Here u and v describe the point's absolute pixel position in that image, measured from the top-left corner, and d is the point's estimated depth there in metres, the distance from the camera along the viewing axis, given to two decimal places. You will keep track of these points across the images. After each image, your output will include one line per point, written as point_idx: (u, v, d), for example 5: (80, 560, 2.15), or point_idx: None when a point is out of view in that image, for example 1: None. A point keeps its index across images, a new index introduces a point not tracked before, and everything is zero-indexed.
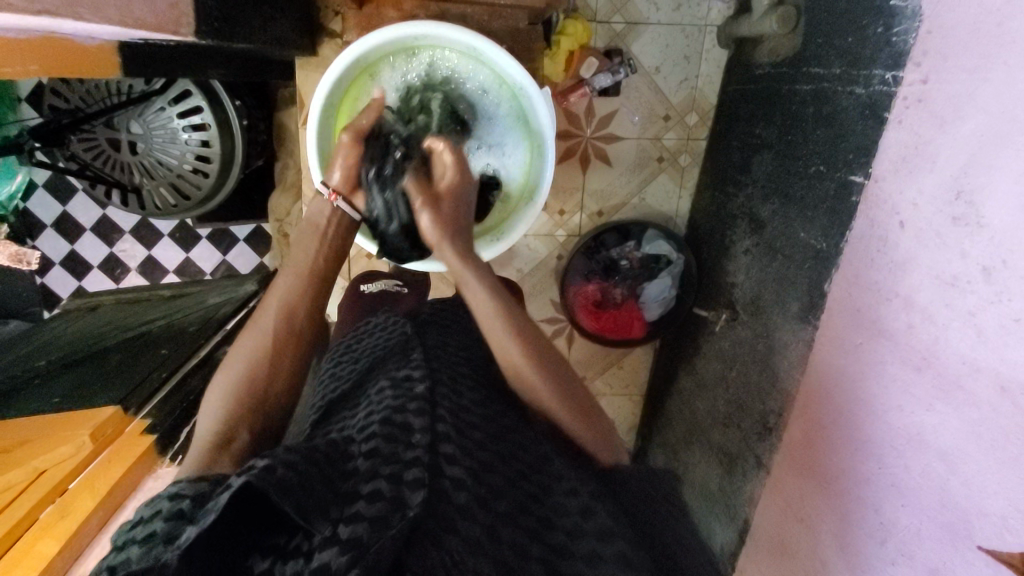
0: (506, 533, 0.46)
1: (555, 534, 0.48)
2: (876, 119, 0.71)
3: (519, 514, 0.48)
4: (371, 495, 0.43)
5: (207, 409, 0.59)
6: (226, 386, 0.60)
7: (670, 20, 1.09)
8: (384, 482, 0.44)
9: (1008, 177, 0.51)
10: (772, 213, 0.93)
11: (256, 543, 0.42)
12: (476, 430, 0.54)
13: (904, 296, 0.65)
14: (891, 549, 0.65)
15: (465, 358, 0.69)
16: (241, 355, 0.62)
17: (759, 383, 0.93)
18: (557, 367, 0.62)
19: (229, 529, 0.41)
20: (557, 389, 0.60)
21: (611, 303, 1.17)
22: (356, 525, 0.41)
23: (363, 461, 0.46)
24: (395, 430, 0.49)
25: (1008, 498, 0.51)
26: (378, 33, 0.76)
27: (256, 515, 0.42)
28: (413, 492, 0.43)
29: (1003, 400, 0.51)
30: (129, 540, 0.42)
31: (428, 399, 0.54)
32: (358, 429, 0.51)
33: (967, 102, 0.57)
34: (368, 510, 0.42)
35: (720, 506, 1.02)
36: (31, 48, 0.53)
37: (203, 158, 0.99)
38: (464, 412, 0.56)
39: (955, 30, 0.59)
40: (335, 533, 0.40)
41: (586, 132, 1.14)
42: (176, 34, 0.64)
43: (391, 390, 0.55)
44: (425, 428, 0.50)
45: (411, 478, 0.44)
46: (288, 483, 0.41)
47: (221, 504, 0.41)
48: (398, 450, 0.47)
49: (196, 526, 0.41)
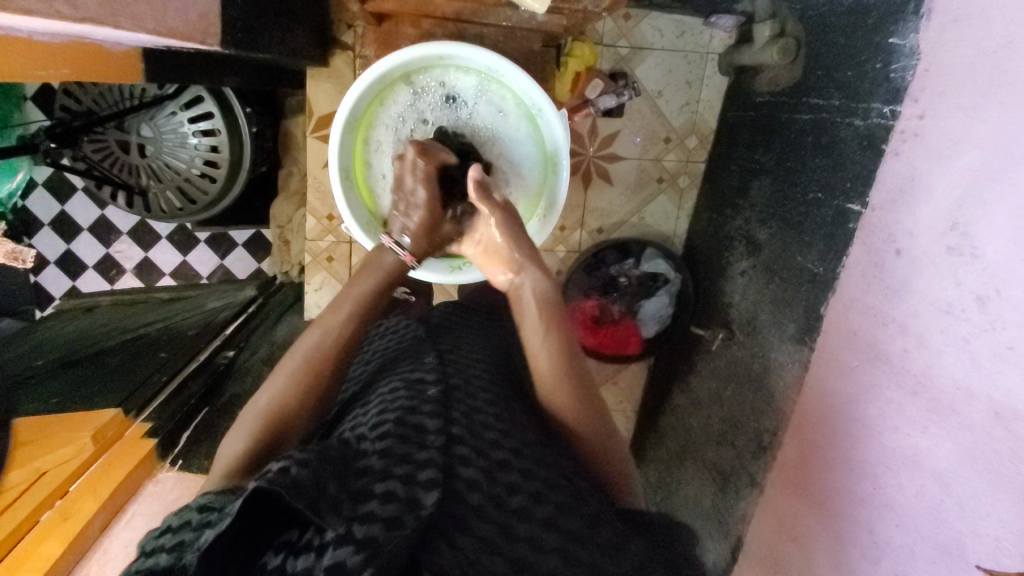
0: (521, 529, 0.46)
1: (569, 520, 0.48)
2: (873, 150, 0.74)
3: (535, 506, 0.47)
4: (384, 495, 0.42)
5: (234, 435, 0.56)
6: (251, 414, 0.57)
7: (674, 46, 1.12)
8: (397, 483, 0.44)
9: (1002, 212, 0.54)
10: (769, 236, 0.96)
11: (268, 541, 0.42)
12: (490, 429, 0.54)
13: (900, 321, 0.67)
14: (884, 568, 0.66)
15: (484, 354, 0.71)
16: (276, 386, 0.59)
17: (754, 401, 0.96)
18: (586, 392, 0.64)
19: (245, 525, 0.40)
20: (573, 386, 0.64)
21: (607, 320, 1.19)
22: (371, 526, 0.40)
23: (376, 460, 0.46)
24: (408, 431, 0.49)
25: (1001, 520, 0.52)
26: (400, 52, 0.77)
27: (270, 512, 0.42)
28: (427, 492, 0.44)
29: (996, 424, 0.54)
30: (159, 547, 0.41)
31: (441, 402, 0.54)
32: (370, 427, 0.51)
33: (962, 139, 0.60)
34: (381, 511, 0.41)
35: (712, 524, 1.03)
36: (63, 53, 0.54)
37: (212, 163, 1.00)
38: (474, 409, 0.56)
39: (953, 70, 0.62)
40: (349, 531, 0.40)
41: (589, 151, 1.17)
42: (203, 44, 0.64)
43: (404, 392, 0.55)
44: (440, 430, 0.50)
45: (425, 478, 0.45)
46: (300, 484, 0.41)
47: (235, 508, 0.40)
48: (411, 451, 0.47)
49: (214, 530, 0.40)
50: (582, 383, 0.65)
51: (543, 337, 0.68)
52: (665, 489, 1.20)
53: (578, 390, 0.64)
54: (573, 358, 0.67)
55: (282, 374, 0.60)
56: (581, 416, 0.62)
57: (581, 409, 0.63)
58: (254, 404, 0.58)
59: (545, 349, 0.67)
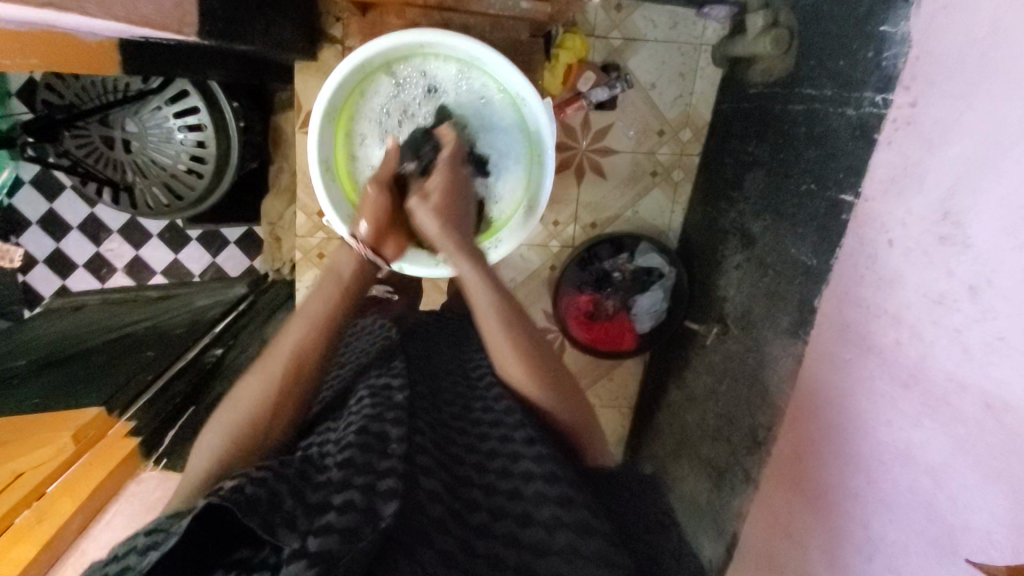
0: (481, 546, 0.45)
1: (532, 531, 0.47)
2: (866, 139, 0.72)
3: (492, 521, 0.47)
4: (342, 506, 0.41)
5: (202, 448, 0.55)
6: (223, 421, 0.56)
7: (666, 38, 1.11)
8: (356, 492, 0.42)
9: (993, 199, 0.53)
10: (764, 228, 0.95)
11: (220, 559, 0.41)
12: (451, 443, 0.54)
13: (892, 313, 0.66)
14: (878, 564, 0.65)
15: (445, 367, 0.69)
16: (247, 390, 0.58)
17: (748, 396, 0.94)
18: (565, 387, 0.63)
19: (195, 544, 0.40)
20: (555, 391, 0.62)
21: (602, 316, 1.18)
22: (327, 537, 0.39)
23: (336, 472, 0.44)
24: (370, 440, 0.47)
25: (992, 513, 0.51)
26: (378, 40, 0.76)
27: (223, 529, 0.41)
28: (386, 502, 0.42)
29: (988, 416, 0.52)
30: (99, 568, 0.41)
31: (406, 410, 0.52)
32: (334, 443, 0.50)
33: (954, 127, 0.59)
34: (338, 522, 0.40)
35: (708, 520, 1.02)
36: (30, 40, 0.52)
37: (198, 158, 0.99)
38: (437, 417, 0.57)
39: (944, 57, 0.61)
40: (303, 546, 0.39)
41: (582, 145, 1.15)
42: (179, 33, 0.62)
43: (369, 400, 0.54)
44: (403, 439, 0.48)
45: (385, 488, 0.43)
46: (255, 501, 0.41)
47: (182, 527, 0.40)
48: (372, 460, 0.45)
49: (159, 551, 0.39)
50: (561, 380, 0.63)
51: (512, 342, 0.62)
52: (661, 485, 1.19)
53: (562, 391, 0.62)
54: (542, 349, 0.64)
55: (252, 378, 0.59)
56: (557, 403, 0.61)
57: (568, 404, 0.62)
58: (228, 412, 0.57)
59: (520, 358, 0.62)
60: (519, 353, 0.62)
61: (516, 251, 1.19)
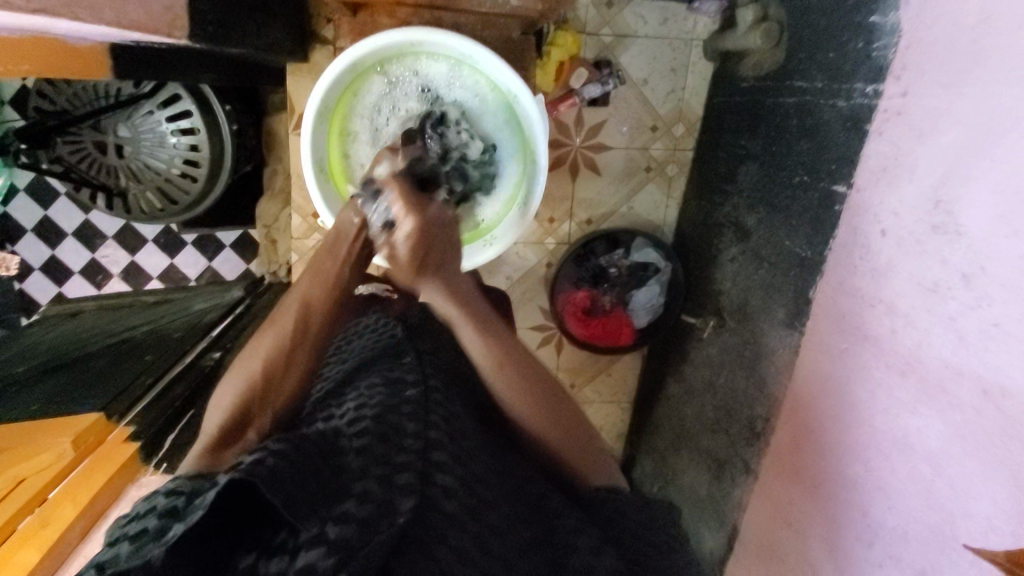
0: (499, 548, 0.45)
1: (546, 551, 0.48)
2: (857, 130, 0.73)
3: (508, 531, 0.47)
4: (361, 495, 0.42)
5: (221, 397, 0.59)
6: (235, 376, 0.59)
7: (657, 33, 1.11)
8: (374, 482, 0.43)
9: (985, 186, 0.53)
10: (758, 221, 0.95)
11: (238, 541, 0.40)
12: (468, 439, 0.54)
13: (886, 302, 0.66)
14: (879, 551, 0.65)
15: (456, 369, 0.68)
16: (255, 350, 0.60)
17: (746, 388, 0.95)
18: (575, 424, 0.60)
19: (219, 521, 0.39)
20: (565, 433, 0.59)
21: (599, 311, 1.16)
22: (345, 526, 0.39)
23: (355, 458, 0.45)
24: (387, 430, 0.48)
25: (993, 500, 0.52)
26: (370, 40, 0.76)
27: (244, 509, 0.41)
28: (403, 497, 0.42)
29: (985, 403, 0.53)
30: (122, 535, 0.41)
31: (421, 404, 0.53)
32: (348, 422, 0.50)
33: (944, 116, 0.59)
34: (357, 511, 0.40)
35: (709, 512, 1.02)
36: (22, 48, 0.53)
37: (192, 162, 0.99)
38: (452, 412, 0.56)
39: (933, 46, 0.61)
40: (322, 532, 0.39)
41: (576, 141, 1.15)
42: (169, 37, 0.62)
43: (383, 388, 0.55)
44: (419, 434, 0.49)
45: (403, 482, 0.43)
46: (279, 477, 0.41)
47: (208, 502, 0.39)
48: (390, 452, 0.46)
49: (183, 524, 0.39)
50: (572, 420, 0.60)
51: (512, 395, 0.59)
52: (662, 479, 1.19)
53: (572, 431, 0.59)
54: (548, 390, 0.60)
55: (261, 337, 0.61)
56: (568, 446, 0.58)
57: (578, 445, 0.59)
58: (242, 364, 0.60)
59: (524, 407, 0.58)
60: (522, 403, 0.58)
61: (511, 249, 1.19)
